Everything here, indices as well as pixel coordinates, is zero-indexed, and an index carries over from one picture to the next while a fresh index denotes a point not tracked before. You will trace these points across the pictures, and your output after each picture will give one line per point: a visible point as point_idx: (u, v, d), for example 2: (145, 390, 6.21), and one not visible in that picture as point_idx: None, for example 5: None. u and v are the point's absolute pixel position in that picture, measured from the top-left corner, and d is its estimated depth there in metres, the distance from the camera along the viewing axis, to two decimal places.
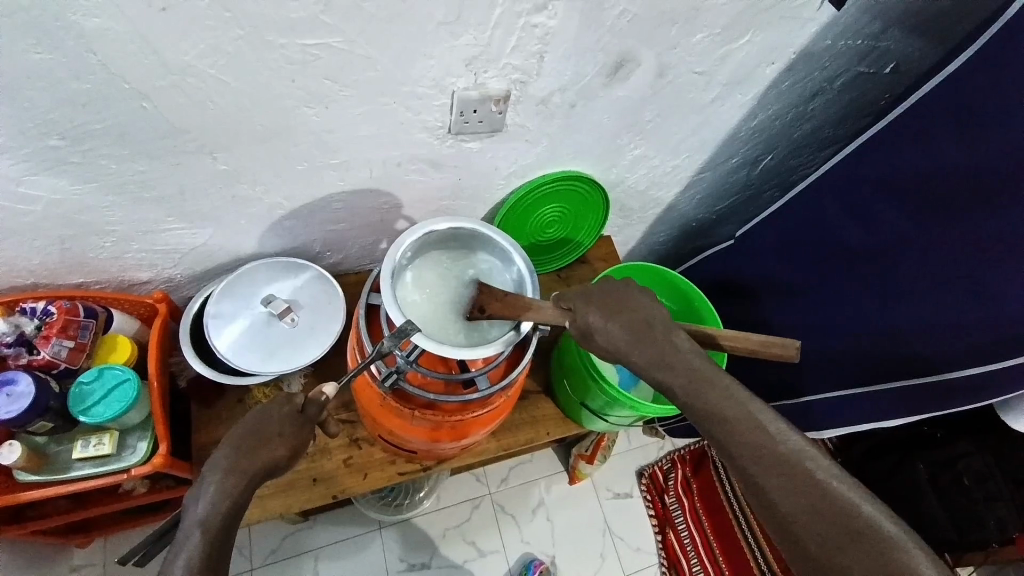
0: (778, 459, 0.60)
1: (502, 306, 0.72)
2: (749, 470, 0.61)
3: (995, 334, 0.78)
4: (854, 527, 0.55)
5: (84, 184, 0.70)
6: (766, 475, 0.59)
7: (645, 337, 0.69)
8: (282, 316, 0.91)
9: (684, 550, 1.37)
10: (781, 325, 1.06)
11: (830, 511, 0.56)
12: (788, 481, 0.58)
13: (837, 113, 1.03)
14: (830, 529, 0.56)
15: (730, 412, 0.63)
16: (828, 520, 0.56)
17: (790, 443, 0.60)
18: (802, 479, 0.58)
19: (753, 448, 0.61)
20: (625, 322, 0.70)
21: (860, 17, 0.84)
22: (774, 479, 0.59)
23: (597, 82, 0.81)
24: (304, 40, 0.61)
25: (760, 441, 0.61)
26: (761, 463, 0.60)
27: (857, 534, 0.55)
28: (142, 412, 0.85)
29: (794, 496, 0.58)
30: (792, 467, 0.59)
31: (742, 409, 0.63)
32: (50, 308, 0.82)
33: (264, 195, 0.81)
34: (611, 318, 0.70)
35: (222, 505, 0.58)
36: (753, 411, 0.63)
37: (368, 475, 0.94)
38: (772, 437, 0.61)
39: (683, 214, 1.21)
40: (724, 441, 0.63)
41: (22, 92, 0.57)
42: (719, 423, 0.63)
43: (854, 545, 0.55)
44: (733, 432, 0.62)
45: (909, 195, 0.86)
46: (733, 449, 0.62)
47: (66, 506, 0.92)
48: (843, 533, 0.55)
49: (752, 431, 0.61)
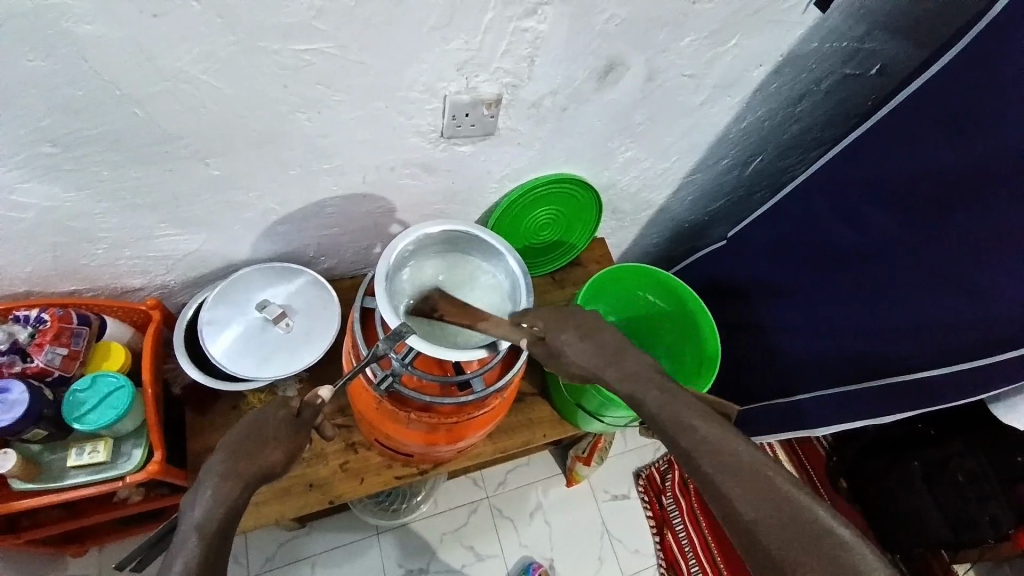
0: (739, 466, 0.56)
1: (457, 313, 0.75)
2: (710, 475, 0.57)
3: (986, 332, 0.78)
4: (816, 535, 0.51)
5: (78, 191, 0.70)
6: (727, 481, 0.56)
7: (621, 360, 0.68)
8: (277, 321, 0.91)
9: (682, 550, 1.36)
10: (774, 325, 1.06)
11: (793, 519, 0.52)
12: (751, 488, 0.55)
13: (825, 114, 1.04)
14: (793, 537, 0.51)
15: (695, 420, 0.60)
16: (789, 527, 0.52)
17: (751, 452, 0.57)
18: (764, 486, 0.54)
19: (714, 453, 0.57)
20: (600, 345, 0.69)
21: (846, 18, 0.85)
22: (735, 485, 0.55)
23: (587, 86, 0.81)
24: (296, 46, 0.62)
25: (722, 448, 0.58)
26: (725, 469, 0.56)
27: (820, 544, 0.51)
28: (136, 419, 0.84)
29: (756, 503, 0.54)
30: (753, 475, 0.55)
31: (707, 421, 0.60)
32: (43, 316, 0.81)
33: (257, 201, 0.81)
34: (586, 340, 0.69)
35: (219, 509, 0.57)
36: (719, 424, 0.60)
37: (365, 479, 0.94)
38: (735, 445, 0.58)
39: (675, 216, 1.22)
40: (689, 447, 0.59)
41: (16, 99, 0.58)
42: (683, 429, 0.60)
43: (817, 555, 0.50)
44: (696, 438, 0.59)
45: (898, 194, 0.87)
46: (694, 454, 0.58)
47: (61, 515, 0.92)
48: (804, 542, 0.51)
49: (716, 438, 0.58)
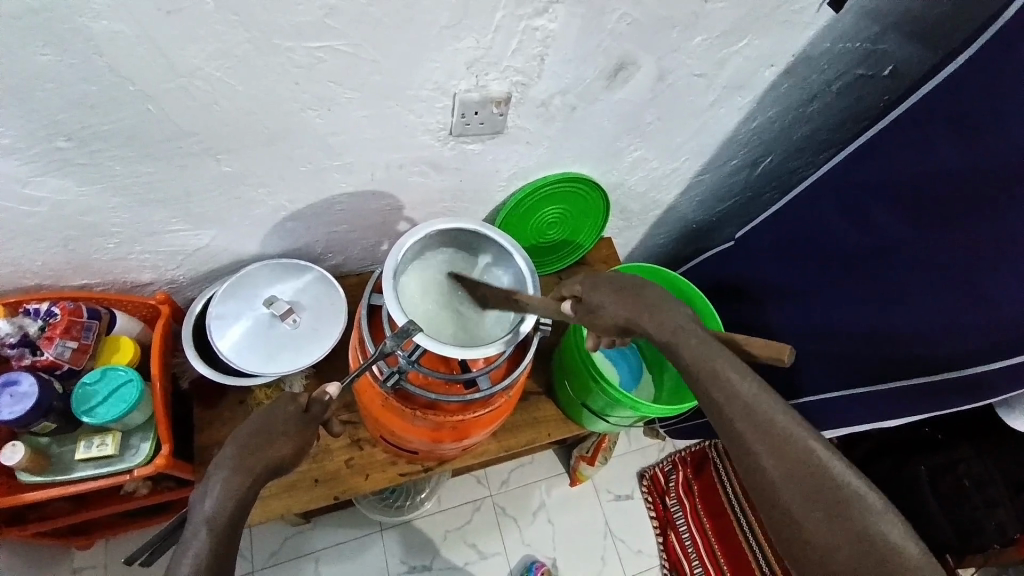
0: (772, 426, 0.54)
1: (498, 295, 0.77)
2: (741, 433, 0.54)
3: (993, 336, 0.78)
4: (845, 505, 0.49)
5: (91, 186, 0.71)
6: (758, 442, 0.53)
7: (655, 309, 0.63)
8: (284, 318, 0.92)
9: (685, 552, 1.37)
10: (782, 326, 1.06)
11: (821, 484, 0.50)
12: (782, 450, 0.52)
13: (835, 115, 1.04)
14: (819, 506, 0.50)
15: (730, 374, 0.57)
16: (818, 496, 0.50)
17: (786, 415, 0.54)
18: (798, 452, 0.52)
19: (746, 412, 0.55)
20: (632, 300, 0.65)
21: (858, 19, 0.85)
22: (766, 444, 0.53)
23: (598, 85, 0.81)
24: (309, 44, 0.62)
25: (756, 405, 0.55)
26: (757, 429, 0.54)
27: (850, 515, 0.49)
28: (145, 413, 0.85)
29: (786, 465, 0.52)
30: (787, 440, 0.53)
31: (744, 376, 0.57)
32: (54, 309, 0.82)
33: (268, 197, 0.82)
34: (620, 294, 0.66)
35: (229, 503, 0.57)
36: (756, 384, 0.56)
37: (370, 476, 0.94)
38: (771, 405, 0.55)
39: (682, 217, 1.22)
40: (722, 404, 0.56)
41: (31, 94, 0.58)
42: (716, 380, 0.57)
43: (840, 523, 0.49)
44: (729, 393, 0.56)
45: (906, 200, 0.86)
46: (725, 409, 0.55)
47: (67, 508, 0.92)
48: (830, 509, 0.49)
49: (750, 394, 0.55)
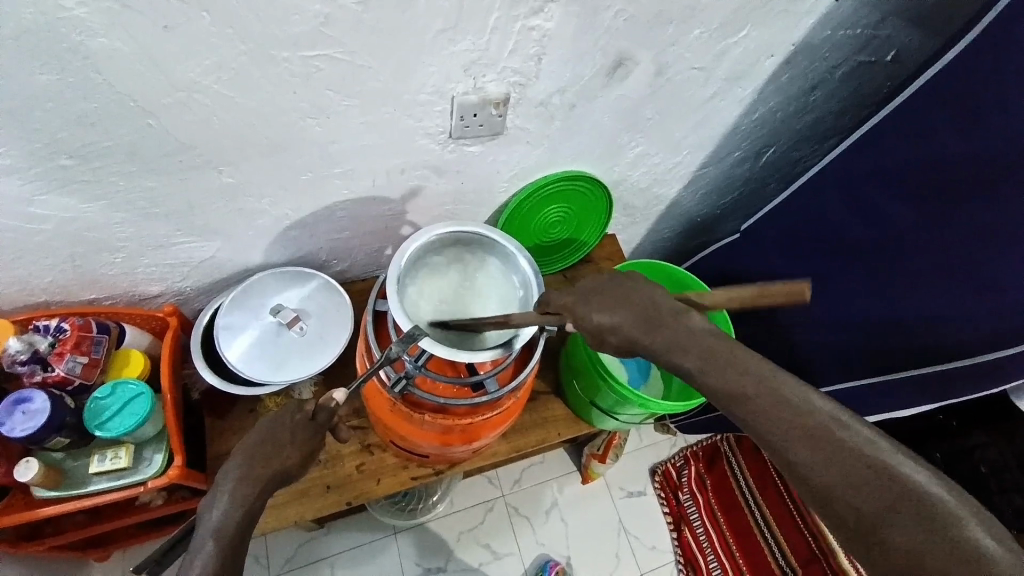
0: (810, 429, 0.50)
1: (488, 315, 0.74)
2: (779, 442, 0.51)
3: (1000, 323, 0.77)
4: (909, 502, 0.46)
5: (95, 202, 0.71)
6: (796, 446, 0.50)
7: (660, 325, 0.59)
8: (291, 325, 0.92)
9: (701, 548, 1.36)
10: (790, 318, 1.06)
11: (876, 482, 0.47)
12: (828, 453, 0.49)
13: (837, 105, 1.03)
14: (877, 505, 0.46)
15: (748, 381, 0.53)
16: (875, 497, 0.47)
17: (817, 404, 0.51)
18: (843, 451, 0.48)
19: (782, 417, 0.51)
20: (634, 310, 0.61)
21: (858, 6, 0.83)
22: (807, 450, 0.49)
23: (595, 82, 0.81)
24: (306, 53, 0.62)
25: (788, 409, 0.51)
26: (795, 435, 0.50)
27: (910, 510, 0.46)
28: (155, 425, 0.86)
29: (835, 468, 0.48)
30: (822, 434, 0.49)
31: (767, 378, 0.53)
32: (63, 325, 0.83)
33: (271, 207, 0.82)
34: (620, 306, 0.62)
35: (237, 512, 0.58)
36: (774, 377, 0.53)
37: (381, 480, 0.95)
38: (806, 405, 0.51)
39: (685, 211, 1.21)
40: (753, 412, 0.52)
41: (31, 113, 0.58)
42: (739, 389, 0.53)
43: (906, 522, 0.45)
44: (757, 399, 0.52)
45: (913, 187, 0.85)
46: (757, 419, 0.52)
47: (84, 521, 0.93)
48: (892, 509, 0.46)
49: (779, 398, 0.52)
